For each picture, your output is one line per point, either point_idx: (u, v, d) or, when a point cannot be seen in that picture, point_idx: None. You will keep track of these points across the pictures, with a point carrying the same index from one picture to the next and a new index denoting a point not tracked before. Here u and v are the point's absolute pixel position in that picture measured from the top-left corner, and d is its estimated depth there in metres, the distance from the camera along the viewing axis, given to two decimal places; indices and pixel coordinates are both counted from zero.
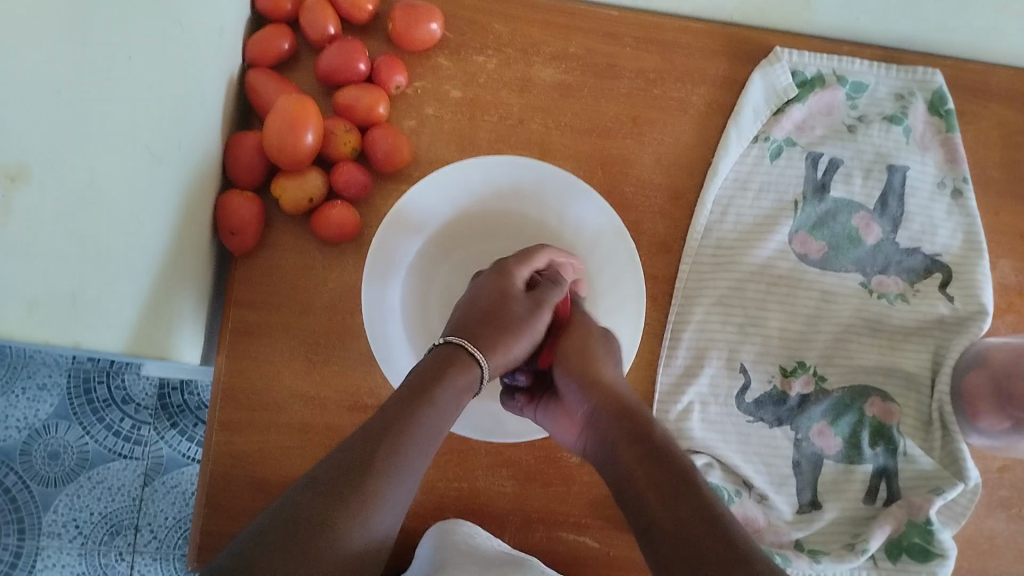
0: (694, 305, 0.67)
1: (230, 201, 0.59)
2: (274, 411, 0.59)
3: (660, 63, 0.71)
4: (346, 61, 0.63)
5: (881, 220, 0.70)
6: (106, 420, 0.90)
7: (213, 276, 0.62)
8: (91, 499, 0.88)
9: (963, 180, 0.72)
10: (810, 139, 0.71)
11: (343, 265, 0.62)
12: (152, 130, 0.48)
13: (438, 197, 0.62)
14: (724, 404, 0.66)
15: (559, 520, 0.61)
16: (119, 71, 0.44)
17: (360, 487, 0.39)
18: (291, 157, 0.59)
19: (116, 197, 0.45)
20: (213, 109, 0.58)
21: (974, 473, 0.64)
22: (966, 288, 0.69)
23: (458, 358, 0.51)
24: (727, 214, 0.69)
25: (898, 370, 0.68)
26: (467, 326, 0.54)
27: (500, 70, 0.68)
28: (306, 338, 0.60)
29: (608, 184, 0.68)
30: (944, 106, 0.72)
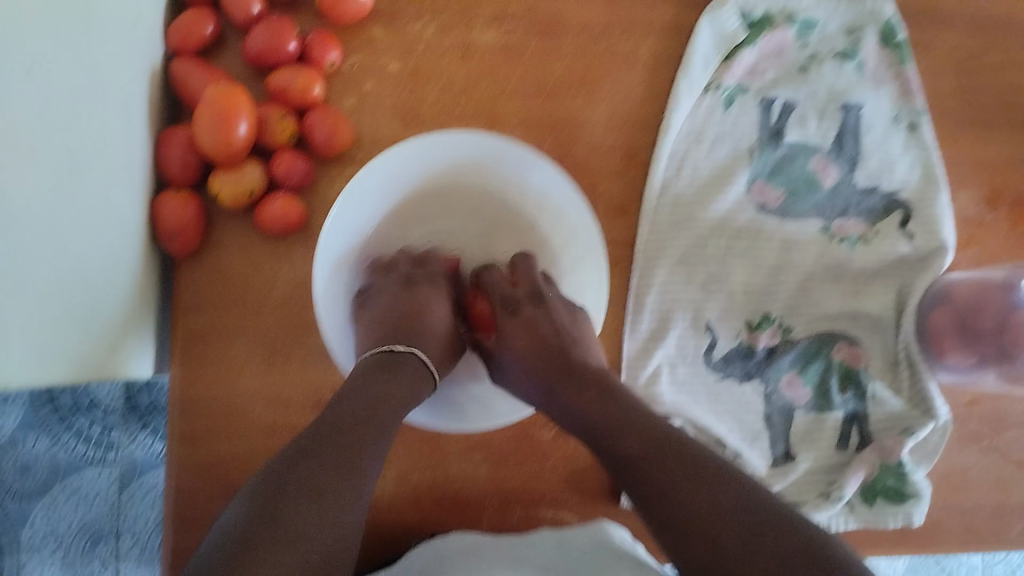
0: (656, 267, 0.65)
1: (166, 204, 0.56)
2: (235, 418, 0.57)
3: (605, 17, 0.68)
4: (275, 41, 0.59)
5: (838, 161, 0.69)
6: (74, 427, 0.84)
7: (157, 283, 0.59)
8: (68, 510, 0.86)
9: (919, 113, 0.71)
10: (763, 83, 0.70)
11: (291, 258, 0.59)
12: (67, 142, 0.45)
13: (357, 202, 0.58)
14: (692, 363, 0.65)
15: (536, 498, 0.60)
16: (20, 82, 0.40)
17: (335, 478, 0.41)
18: (225, 152, 0.56)
19: (35, 217, 0.42)
20: (136, 108, 0.54)
21: (943, 410, 0.65)
22: (927, 225, 0.68)
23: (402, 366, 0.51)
24: (683, 167, 0.67)
25: (864, 314, 0.67)
26: (390, 330, 0.54)
27: (439, 37, 0.65)
28: (262, 341, 0.58)
29: (560, 148, 0.66)
30: (896, 38, 0.71)
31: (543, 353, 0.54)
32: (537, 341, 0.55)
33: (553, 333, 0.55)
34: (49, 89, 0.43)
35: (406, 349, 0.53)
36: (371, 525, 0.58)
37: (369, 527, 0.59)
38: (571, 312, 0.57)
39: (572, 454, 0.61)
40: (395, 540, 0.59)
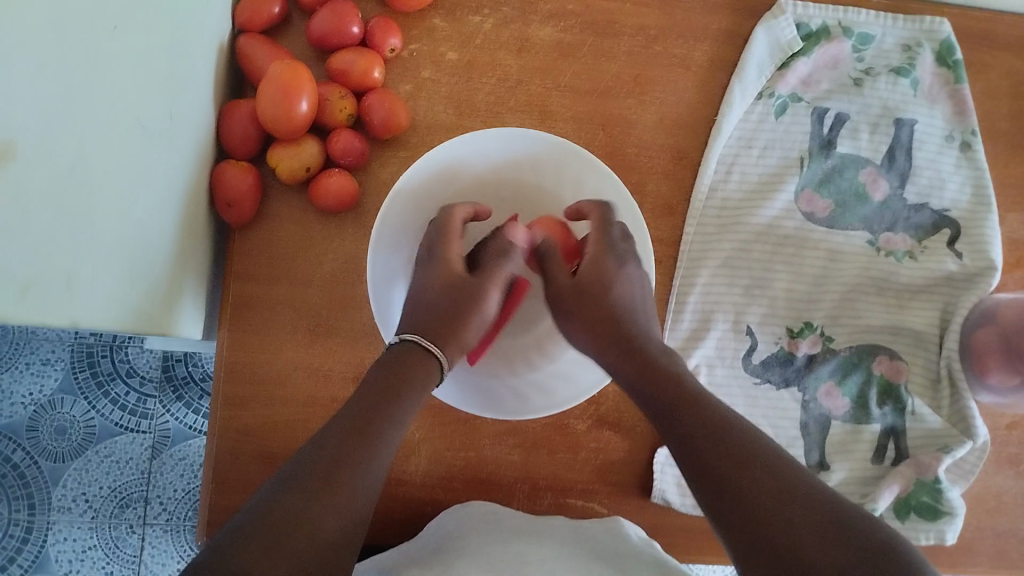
0: (700, 267, 0.66)
1: (225, 173, 0.58)
2: (275, 386, 0.58)
3: (661, 20, 0.69)
4: (339, 24, 0.61)
5: (889, 175, 0.69)
6: (111, 394, 0.92)
7: (211, 250, 0.61)
8: (100, 473, 0.90)
9: (972, 133, 0.70)
10: (816, 94, 0.70)
11: (342, 235, 0.61)
12: (143, 104, 0.47)
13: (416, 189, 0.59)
14: (731, 366, 0.65)
15: (567, 488, 0.61)
16: (103, 42, 0.42)
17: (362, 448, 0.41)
18: (285, 126, 0.57)
19: (113, 172, 0.44)
20: (204, 79, 0.56)
21: (982, 430, 0.64)
22: (976, 243, 0.68)
23: (412, 355, 0.48)
24: (732, 172, 0.68)
25: (907, 329, 0.67)
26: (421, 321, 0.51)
27: (498, 30, 0.66)
28: (307, 312, 0.59)
29: (610, 145, 0.67)
30: (953, 57, 0.71)
31: (618, 335, 0.52)
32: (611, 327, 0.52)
33: (626, 298, 0.54)
34: (128, 51, 0.45)
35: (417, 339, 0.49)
36: (403, 502, 0.59)
37: (400, 504, 0.59)
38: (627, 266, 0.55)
39: (606, 446, 0.61)
40: (426, 516, 0.60)
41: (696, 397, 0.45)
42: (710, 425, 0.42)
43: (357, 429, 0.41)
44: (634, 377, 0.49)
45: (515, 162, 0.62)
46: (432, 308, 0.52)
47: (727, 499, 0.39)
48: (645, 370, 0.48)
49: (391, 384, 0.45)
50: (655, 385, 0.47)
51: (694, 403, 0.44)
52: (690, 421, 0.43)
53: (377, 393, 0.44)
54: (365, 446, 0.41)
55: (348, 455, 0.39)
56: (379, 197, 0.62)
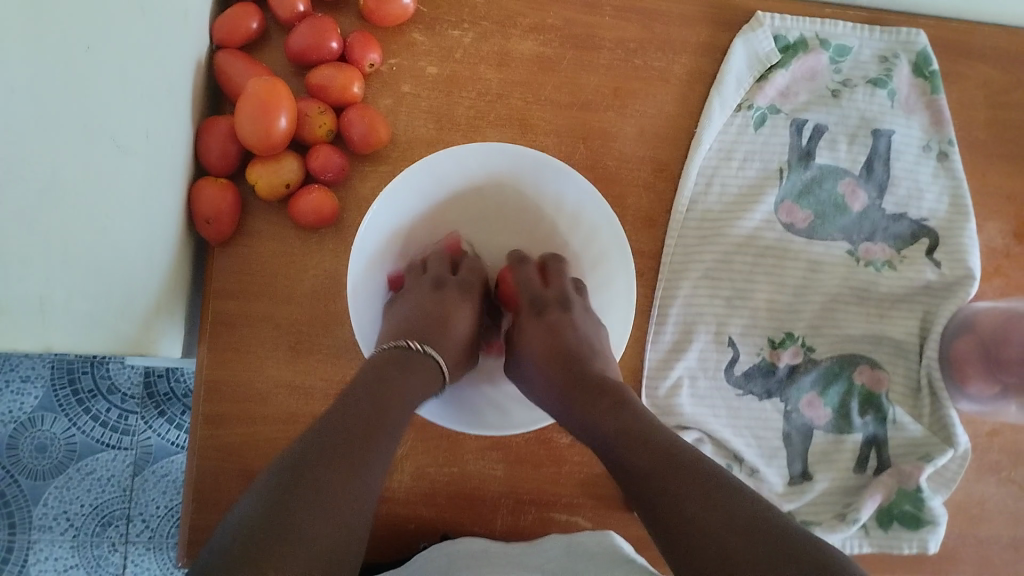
0: (681, 280, 0.66)
1: (203, 190, 0.57)
2: (256, 404, 0.58)
3: (640, 33, 0.69)
4: (318, 39, 0.61)
5: (867, 186, 0.69)
6: (92, 410, 0.91)
7: (191, 267, 0.60)
8: (81, 491, 0.90)
9: (949, 142, 0.71)
10: (795, 106, 0.70)
11: (322, 251, 0.60)
12: (118, 122, 0.46)
13: (395, 205, 0.59)
14: (714, 377, 0.66)
15: (551, 502, 0.61)
16: (76, 60, 0.42)
17: (352, 452, 0.41)
18: (264, 143, 0.57)
19: (89, 194, 0.44)
20: (182, 96, 0.56)
21: (963, 439, 0.64)
22: (954, 253, 0.68)
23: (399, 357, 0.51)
24: (712, 185, 0.68)
25: (887, 338, 0.67)
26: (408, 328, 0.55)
27: (478, 44, 0.66)
28: (288, 330, 0.59)
29: (590, 158, 0.67)
30: (930, 68, 0.71)
31: (569, 374, 0.52)
32: (561, 354, 0.54)
33: (576, 341, 0.55)
34: (103, 69, 0.44)
35: (419, 348, 0.53)
36: (386, 519, 0.59)
37: (383, 522, 0.59)
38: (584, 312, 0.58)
39: (590, 459, 0.61)
40: (410, 533, 0.60)
41: (649, 436, 0.43)
42: (658, 458, 0.41)
43: (347, 434, 0.42)
44: (589, 415, 0.47)
45: (496, 178, 0.62)
46: (416, 319, 0.56)
47: (667, 514, 0.38)
48: (595, 409, 0.47)
49: (386, 382, 0.48)
50: (611, 431, 0.45)
51: (653, 439, 0.42)
52: (638, 458, 0.42)
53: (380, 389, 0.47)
54: (369, 435, 0.43)
55: (352, 449, 0.41)
56: (360, 212, 0.62)
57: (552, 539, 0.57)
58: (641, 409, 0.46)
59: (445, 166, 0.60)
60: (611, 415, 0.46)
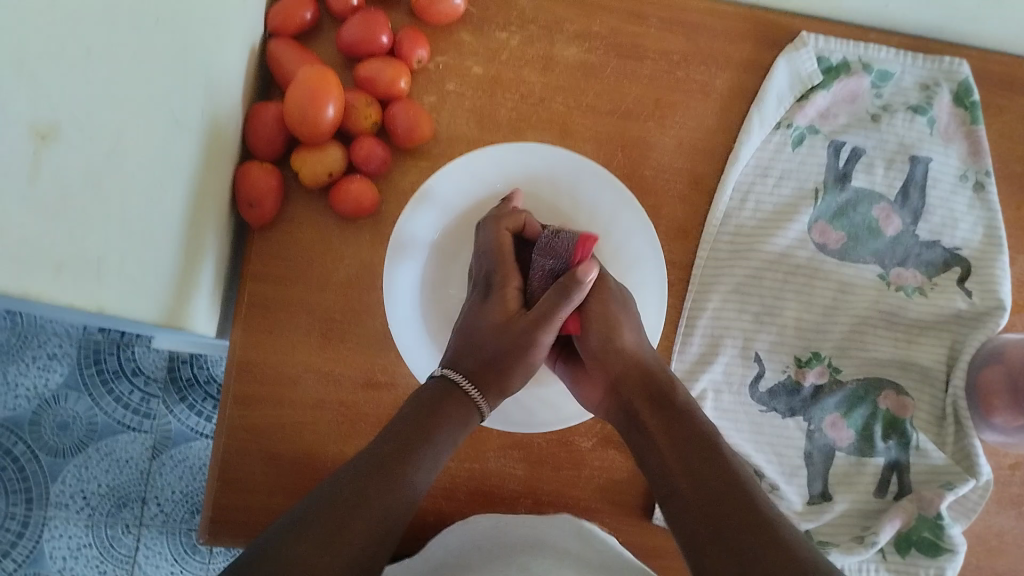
0: (711, 292, 0.66)
1: (250, 173, 0.58)
2: (286, 388, 0.59)
3: (684, 46, 0.70)
4: (369, 33, 0.62)
5: (902, 212, 0.69)
6: (116, 392, 0.93)
7: (230, 248, 0.61)
8: (99, 471, 0.91)
9: (986, 173, 0.71)
10: (833, 127, 0.70)
11: (359, 241, 0.61)
12: (176, 97, 0.47)
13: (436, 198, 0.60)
14: (738, 392, 0.66)
15: (569, 504, 0.61)
16: (144, 32, 0.43)
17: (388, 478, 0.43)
18: (311, 130, 0.58)
19: (146, 161, 0.44)
20: (235, 78, 0.57)
21: (986, 469, 0.64)
22: (985, 283, 0.68)
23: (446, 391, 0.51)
24: (747, 201, 0.68)
25: (913, 364, 0.67)
26: (468, 358, 0.53)
27: (523, 48, 0.67)
28: (321, 316, 0.60)
29: (627, 167, 0.67)
30: (970, 98, 0.71)
31: (634, 380, 0.53)
32: (626, 364, 0.53)
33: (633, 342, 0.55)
34: (168, 44, 0.45)
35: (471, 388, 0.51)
36: None
37: None
38: (622, 295, 0.57)
39: (611, 465, 0.61)
40: (427, 526, 0.60)
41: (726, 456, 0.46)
42: (728, 480, 0.44)
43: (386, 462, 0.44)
44: (664, 424, 0.49)
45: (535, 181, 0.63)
46: (479, 345, 0.53)
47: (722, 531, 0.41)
48: (670, 420, 0.49)
49: (428, 428, 0.47)
50: (686, 440, 0.47)
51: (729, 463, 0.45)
52: (714, 473, 0.45)
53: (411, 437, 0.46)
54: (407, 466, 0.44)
55: (388, 475, 0.43)
56: (398, 206, 0.63)
57: (554, 519, 0.57)
58: (698, 414, 0.49)
59: (485, 164, 0.61)
60: (663, 417, 0.50)
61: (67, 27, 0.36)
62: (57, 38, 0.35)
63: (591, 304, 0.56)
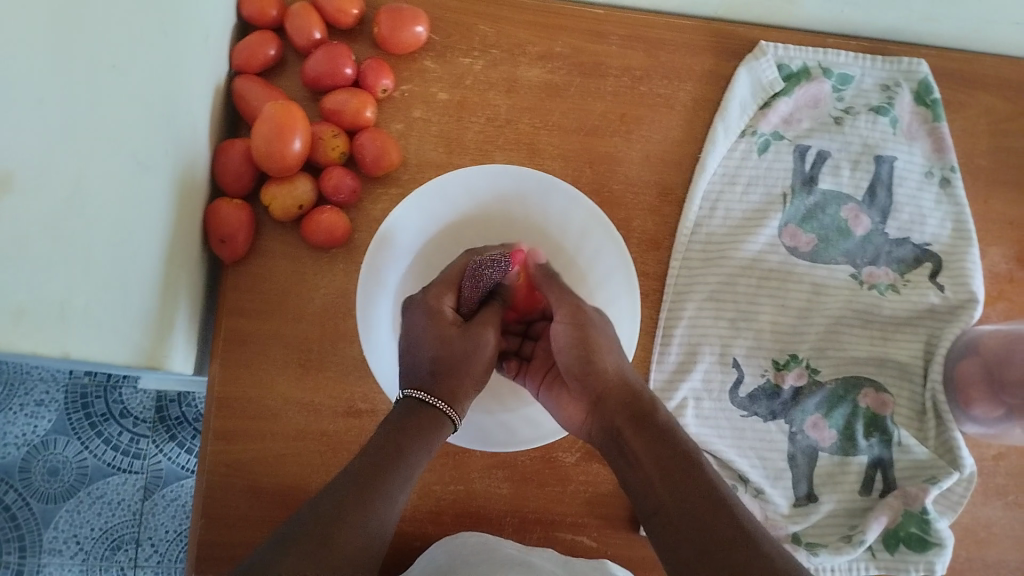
0: (686, 300, 0.67)
1: (220, 209, 0.59)
2: (266, 421, 0.59)
3: (646, 61, 0.71)
4: (332, 65, 0.63)
5: (870, 211, 0.70)
6: (105, 434, 0.93)
7: (205, 285, 0.62)
8: (91, 515, 0.91)
9: (951, 169, 0.72)
10: (797, 132, 0.71)
11: (333, 270, 0.62)
12: (138, 140, 0.48)
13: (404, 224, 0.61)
14: (718, 399, 0.66)
15: (556, 521, 0.61)
16: (102, 77, 0.43)
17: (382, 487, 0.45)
18: (279, 164, 0.58)
19: (108, 205, 0.45)
20: (200, 117, 0.58)
21: (969, 461, 0.64)
22: (957, 277, 0.69)
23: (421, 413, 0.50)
24: (717, 208, 0.69)
25: (891, 361, 0.68)
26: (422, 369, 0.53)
27: (487, 72, 0.68)
28: (297, 347, 0.60)
29: (596, 182, 0.68)
30: (931, 96, 0.72)
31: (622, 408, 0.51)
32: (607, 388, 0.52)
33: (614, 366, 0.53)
34: (127, 90, 0.46)
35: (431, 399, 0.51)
36: (391, 536, 0.59)
37: (388, 538, 0.60)
38: (599, 317, 0.57)
39: (595, 478, 0.62)
40: (415, 550, 0.60)
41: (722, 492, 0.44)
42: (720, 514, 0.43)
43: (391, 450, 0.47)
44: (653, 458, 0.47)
45: (504, 198, 0.63)
46: (441, 358, 0.53)
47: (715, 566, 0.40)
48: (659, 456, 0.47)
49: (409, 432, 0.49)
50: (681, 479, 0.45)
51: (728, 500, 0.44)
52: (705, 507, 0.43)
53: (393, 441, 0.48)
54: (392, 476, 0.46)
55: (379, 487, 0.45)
56: (371, 232, 0.63)
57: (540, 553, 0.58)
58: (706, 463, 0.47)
59: (454, 187, 0.61)
60: (647, 435, 0.49)
61: (17, 81, 0.36)
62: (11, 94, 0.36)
63: (573, 329, 0.55)
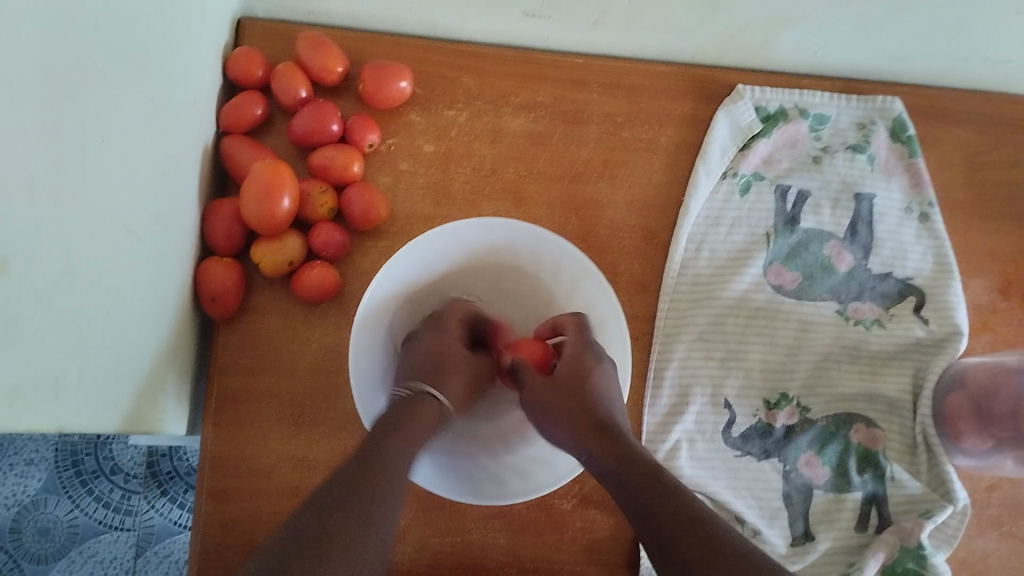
0: (676, 342, 0.68)
1: (210, 269, 0.59)
2: (260, 478, 0.59)
3: (627, 108, 0.72)
4: (319, 123, 0.64)
5: (852, 248, 0.71)
6: (96, 491, 0.91)
7: (197, 343, 0.62)
8: (84, 574, 0.91)
9: (929, 205, 0.73)
10: (778, 172, 0.73)
11: (324, 325, 0.62)
12: (129, 210, 0.48)
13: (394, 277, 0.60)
14: (711, 440, 0.66)
15: (554, 569, 0.61)
16: (93, 151, 0.44)
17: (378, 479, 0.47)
18: (268, 223, 0.59)
19: (100, 276, 0.45)
20: (189, 180, 0.58)
21: (961, 494, 0.65)
22: (941, 311, 0.70)
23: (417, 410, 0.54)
24: (702, 250, 0.70)
25: (881, 396, 0.68)
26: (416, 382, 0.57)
27: (472, 123, 0.69)
28: (291, 403, 0.60)
29: (583, 227, 0.69)
30: (906, 133, 0.74)
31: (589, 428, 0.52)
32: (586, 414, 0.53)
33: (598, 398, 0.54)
34: (116, 160, 0.46)
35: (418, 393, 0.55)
36: None
37: None
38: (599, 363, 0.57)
39: (593, 524, 0.62)
40: None
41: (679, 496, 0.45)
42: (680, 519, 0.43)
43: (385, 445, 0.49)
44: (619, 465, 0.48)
45: (495, 248, 0.64)
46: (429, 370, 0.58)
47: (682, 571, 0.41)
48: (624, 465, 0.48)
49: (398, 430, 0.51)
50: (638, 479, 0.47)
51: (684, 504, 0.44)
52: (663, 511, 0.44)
53: (383, 451, 0.49)
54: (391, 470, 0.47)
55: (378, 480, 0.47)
56: (361, 285, 0.64)
57: None
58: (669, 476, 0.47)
59: (444, 239, 0.61)
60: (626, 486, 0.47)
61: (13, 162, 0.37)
62: (6, 177, 0.36)
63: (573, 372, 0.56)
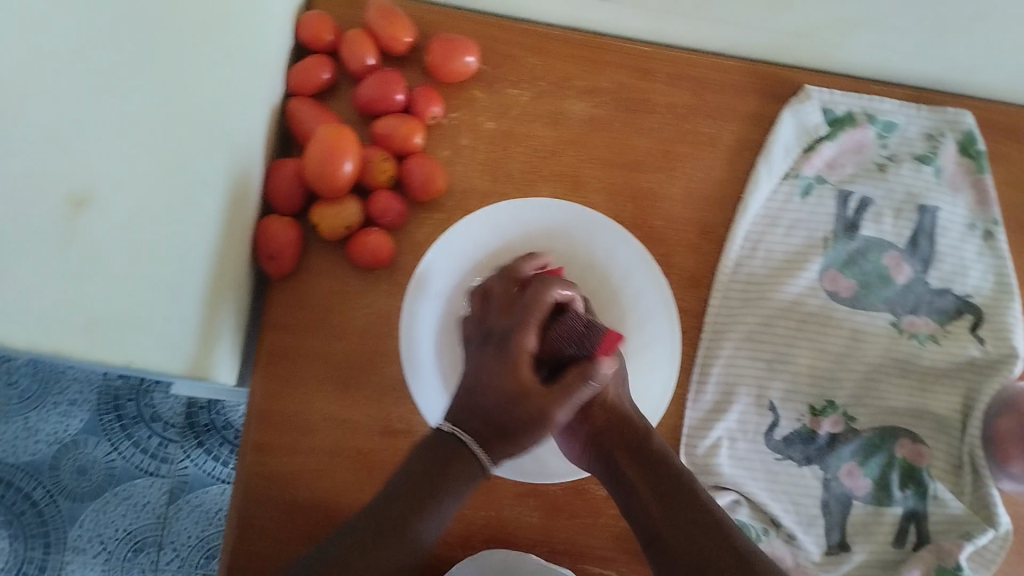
0: (723, 341, 0.67)
1: (270, 226, 0.60)
2: (304, 435, 0.59)
3: (691, 101, 0.71)
4: (384, 91, 0.64)
5: (912, 260, 0.69)
6: (134, 437, 0.94)
7: (251, 299, 0.63)
8: (116, 516, 0.92)
9: (995, 222, 0.71)
10: (841, 177, 0.71)
11: (376, 291, 0.62)
12: (196, 159, 0.49)
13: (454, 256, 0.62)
14: (753, 441, 0.66)
15: (585, 554, 0.61)
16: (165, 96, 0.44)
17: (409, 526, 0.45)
18: (329, 184, 0.59)
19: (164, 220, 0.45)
20: (256, 136, 0.59)
21: (1005, 519, 0.63)
22: (998, 331, 0.68)
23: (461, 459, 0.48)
24: (757, 250, 0.69)
25: (929, 413, 0.67)
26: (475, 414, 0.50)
27: (534, 103, 0.69)
28: (338, 364, 0.60)
29: (638, 217, 0.69)
30: (976, 147, 0.72)
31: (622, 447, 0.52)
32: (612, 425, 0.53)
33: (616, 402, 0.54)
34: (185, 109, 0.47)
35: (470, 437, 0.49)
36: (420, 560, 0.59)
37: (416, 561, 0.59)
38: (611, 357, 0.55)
39: None
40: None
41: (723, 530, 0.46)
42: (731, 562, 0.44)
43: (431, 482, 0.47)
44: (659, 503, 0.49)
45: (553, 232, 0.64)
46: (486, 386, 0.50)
47: None
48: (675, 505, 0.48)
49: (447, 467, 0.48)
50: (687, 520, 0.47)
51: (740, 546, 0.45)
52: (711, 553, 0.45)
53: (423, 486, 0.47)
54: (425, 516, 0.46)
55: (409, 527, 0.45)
56: (414, 256, 0.64)
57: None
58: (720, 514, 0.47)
59: (502, 219, 0.63)
60: (676, 513, 0.48)
61: None
62: None
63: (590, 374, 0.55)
